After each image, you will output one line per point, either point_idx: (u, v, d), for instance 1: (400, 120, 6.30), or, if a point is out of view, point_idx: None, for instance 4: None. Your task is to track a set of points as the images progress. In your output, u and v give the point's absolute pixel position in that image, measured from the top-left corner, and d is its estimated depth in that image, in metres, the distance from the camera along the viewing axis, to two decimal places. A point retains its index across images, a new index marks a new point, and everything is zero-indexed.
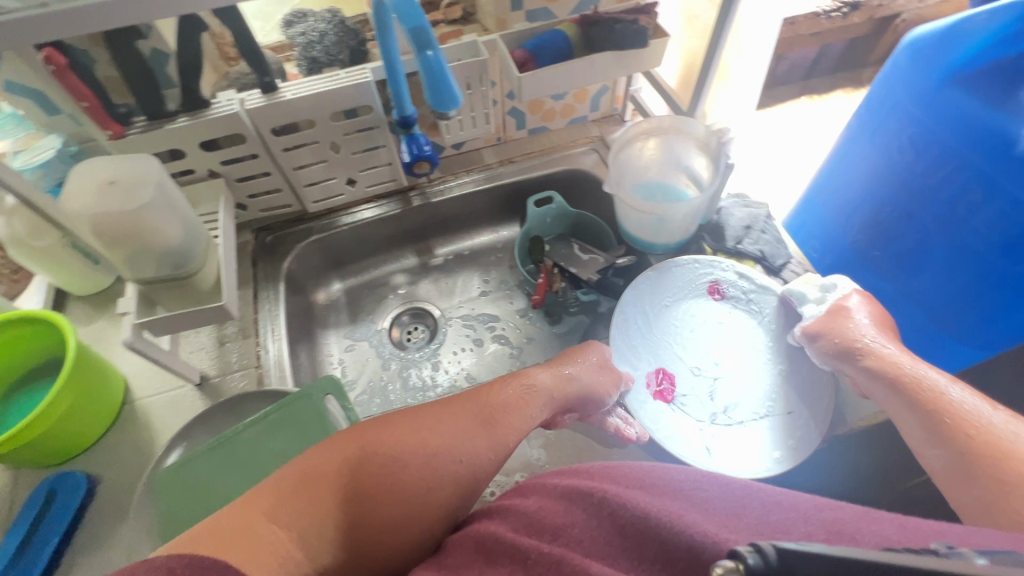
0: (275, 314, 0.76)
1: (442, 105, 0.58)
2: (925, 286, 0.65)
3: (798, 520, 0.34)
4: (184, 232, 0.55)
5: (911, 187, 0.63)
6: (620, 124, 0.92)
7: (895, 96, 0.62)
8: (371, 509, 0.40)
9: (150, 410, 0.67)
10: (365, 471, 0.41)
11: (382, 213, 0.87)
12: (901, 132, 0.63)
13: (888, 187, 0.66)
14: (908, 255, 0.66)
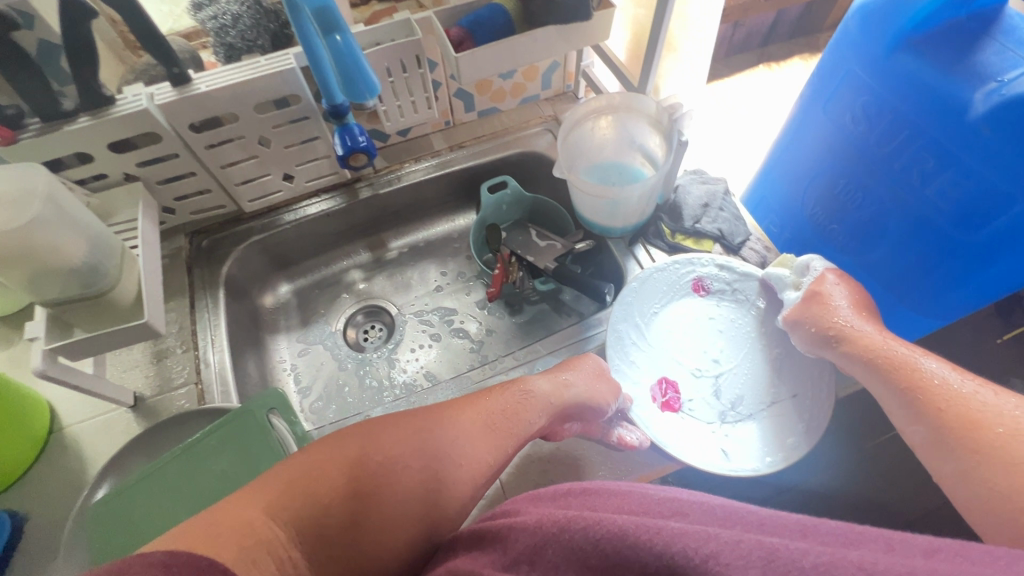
0: (215, 324, 0.71)
1: (358, 96, 0.57)
2: (881, 259, 0.64)
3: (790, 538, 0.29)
4: (89, 246, 0.51)
5: (867, 158, 0.61)
6: (573, 102, 0.89)
7: (846, 64, 0.60)
8: (365, 512, 0.38)
9: (81, 437, 0.62)
10: (362, 468, 0.39)
11: (328, 209, 0.82)
12: (854, 101, 0.60)
13: (843, 158, 0.64)
14: (865, 227, 0.65)
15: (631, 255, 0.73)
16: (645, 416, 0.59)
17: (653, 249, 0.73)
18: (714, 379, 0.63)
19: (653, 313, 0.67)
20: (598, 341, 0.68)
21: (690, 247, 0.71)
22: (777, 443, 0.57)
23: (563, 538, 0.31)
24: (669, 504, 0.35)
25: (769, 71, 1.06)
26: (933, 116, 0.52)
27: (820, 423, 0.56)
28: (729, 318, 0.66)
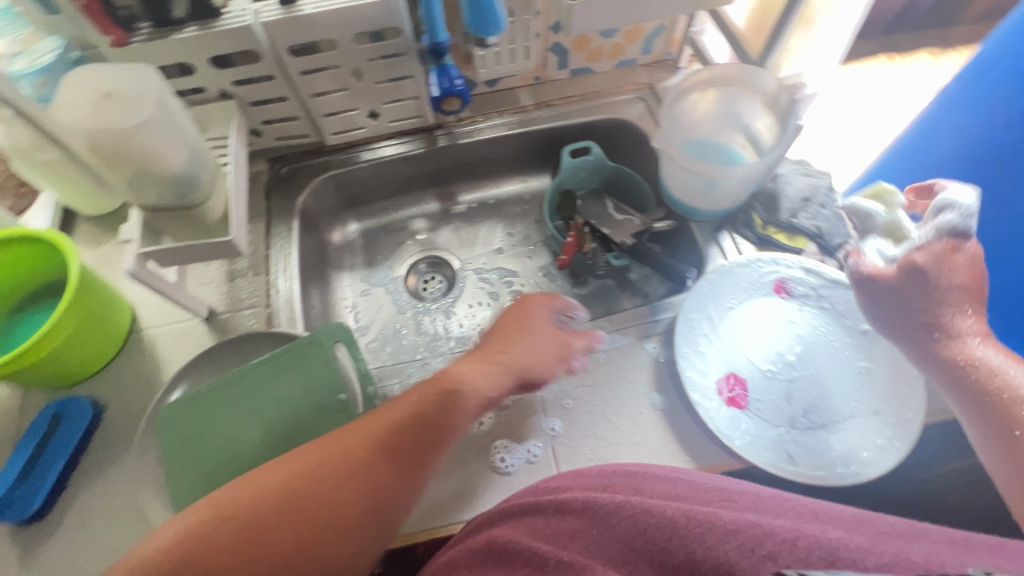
0: (287, 252, 0.72)
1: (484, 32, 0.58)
2: (1004, 279, 0.58)
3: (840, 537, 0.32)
4: (189, 159, 0.51)
5: (1012, 168, 0.54)
6: (673, 71, 0.83)
7: (1015, 55, 0.52)
8: (275, 531, 0.44)
9: (157, 341, 0.65)
10: (307, 503, 0.45)
11: (405, 152, 0.80)
12: (1012, 102, 0.53)
13: (984, 164, 0.57)
14: (993, 243, 0.59)
15: (714, 241, 0.69)
16: (708, 409, 0.56)
17: (740, 239, 0.68)
18: (787, 383, 0.59)
19: (728, 306, 0.63)
20: (666, 325, 0.65)
21: (782, 242, 0.66)
22: (851, 457, 0.53)
23: (619, 528, 0.35)
24: (717, 487, 0.40)
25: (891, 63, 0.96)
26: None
27: (900, 447, 0.53)
28: (812, 322, 0.62)
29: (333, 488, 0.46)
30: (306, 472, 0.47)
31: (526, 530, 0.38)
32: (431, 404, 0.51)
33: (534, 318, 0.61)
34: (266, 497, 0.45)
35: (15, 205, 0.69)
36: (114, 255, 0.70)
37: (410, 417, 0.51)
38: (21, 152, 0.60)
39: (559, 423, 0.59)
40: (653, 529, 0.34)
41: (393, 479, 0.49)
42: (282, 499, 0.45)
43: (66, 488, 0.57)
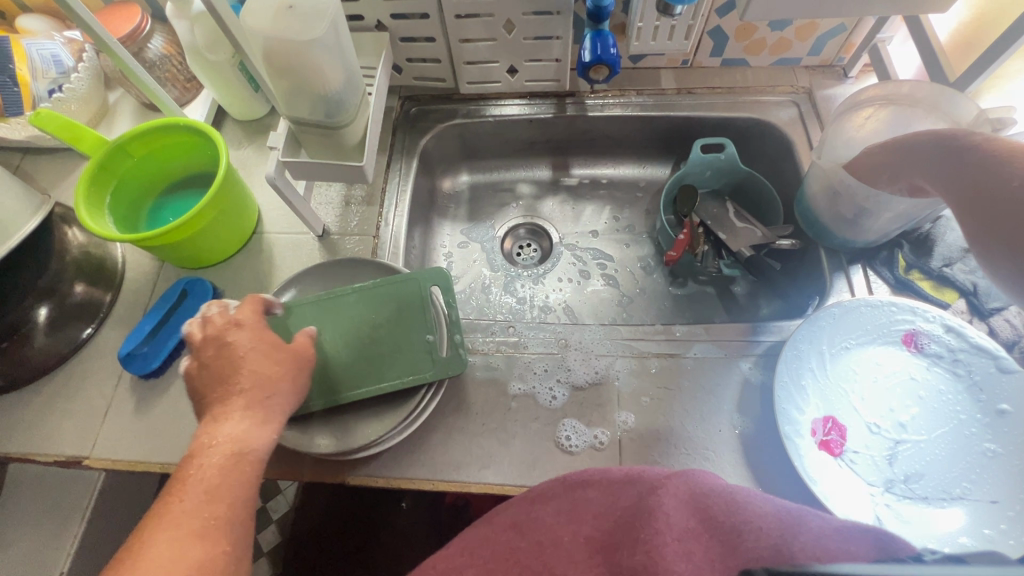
0: (402, 190, 0.74)
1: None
2: None
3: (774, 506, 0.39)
4: (344, 82, 0.53)
5: None
6: (837, 80, 0.75)
7: None
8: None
9: (274, 246, 0.70)
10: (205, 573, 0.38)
11: (530, 114, 0.79)
12: None
13: None
14: None
15: (843, 273, 0.63)
16: (797, 447, 0.52)
17: (874, 277, 0.62)
18: (892, 443, 0.54)
19: (845, 346, 0.57)
20: (767, 349, 0.60)
21: (925, 290, 0.60)
22: (950, 539, 0.48)
23: (632, 513, 0.40)
24: (747, 501, 0.38)
25: None
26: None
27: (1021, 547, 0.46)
28: (940, 385, 0.55)
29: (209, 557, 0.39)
30: (188, 550, 0.39)
31: (568, 502, 0.45)
32: (229, 460, 0.44)
33: (280, 351, 0.51)
34: (155, 563, 0.37)
35: (181, 96, 0.76)
36: (252, 159, 0.76)
37: (212, 468, 0.43)
38: (198, 49, 0.66)
39: (633, 416, 0.58)
40: (683, 531, 0.37)
41: (244, 521, 0.42)
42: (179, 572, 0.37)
43: (178, 357, 0.63)
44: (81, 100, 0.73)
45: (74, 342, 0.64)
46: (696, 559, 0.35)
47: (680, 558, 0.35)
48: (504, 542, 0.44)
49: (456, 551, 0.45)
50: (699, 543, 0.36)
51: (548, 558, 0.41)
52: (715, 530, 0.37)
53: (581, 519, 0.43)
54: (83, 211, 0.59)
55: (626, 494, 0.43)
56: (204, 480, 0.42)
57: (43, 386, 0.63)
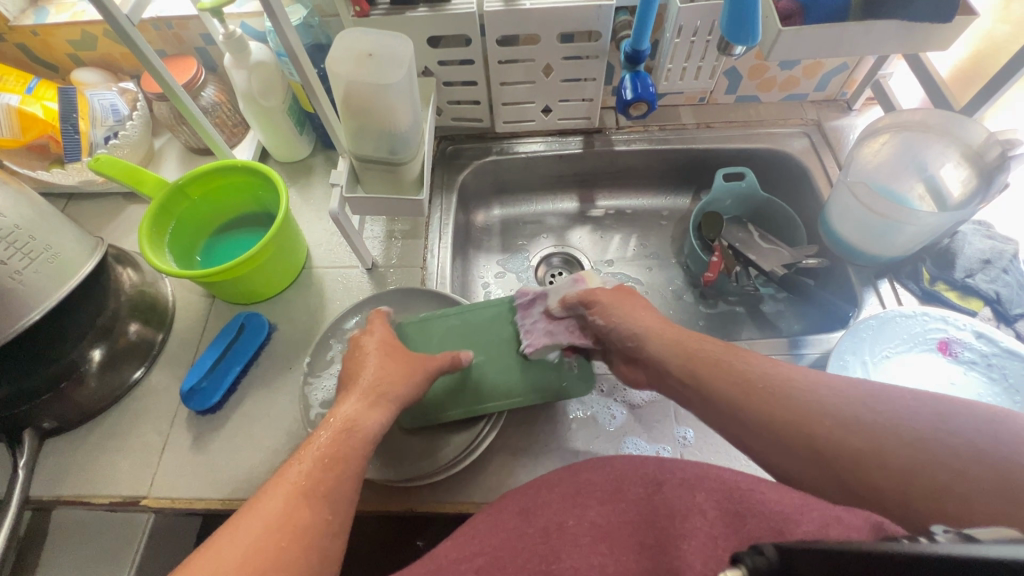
0: (444, 223, 0.77)
1: (738, 37, 0.55)
2: None
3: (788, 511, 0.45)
4: (412, 122, 0.57)
5: None
6: (843, 112, 0.82)
7: None
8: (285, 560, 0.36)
9: (324, 281, 0.72)
10: (313, 532, 0.39)
11: (560, 150, 0.84)
12: None
13: None
14: None
15: (872, 286, 0.67)
16: None
17: (901, 289, 0.66)
18: None
19: (883, 356, 0.60)
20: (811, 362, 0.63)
21: (953, 300, 0.64)
22: None
23: (649, 504, 0.47)
24: (757, 498, 0.46)
25: None
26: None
27: None
28: (978, 390, 0.58)
29: (315, 519, 0.39)
30: (300, 508, 0.39)
31: (573, 484, 0.49)
32: (354, 432, 0.45)
33: (398, 353, 0.53)
34: (270, 513, 0.38)
35: (229, 140, 0.79)
36: (298, 199, 0.79)
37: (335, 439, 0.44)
38: (252, 97, 0.71)
39: (692, 432, 0.59)
40: (694, 514, 0.45)
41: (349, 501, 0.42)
42: (287, 523, 0.38)
43: (235, 391, 0.64)
44: (133, 146, 0.76)
45: (127, 382, 0.64)
46: (709, 543, 0.43)
47: (694, 547, 0.43)
48: (513, 529, 0.46)
49: (468, 537, 0.46)
50: (705, 520, 0.45)
51: (558, 544, 0.45)
52: (723, 509, 0.46)
53: (586, 504, 0.47)
54: (148, 250, 0.60)
55: (629, 484, 0.48)
56: (323, 450, 0.43)
57: (98, 425, 0.63)
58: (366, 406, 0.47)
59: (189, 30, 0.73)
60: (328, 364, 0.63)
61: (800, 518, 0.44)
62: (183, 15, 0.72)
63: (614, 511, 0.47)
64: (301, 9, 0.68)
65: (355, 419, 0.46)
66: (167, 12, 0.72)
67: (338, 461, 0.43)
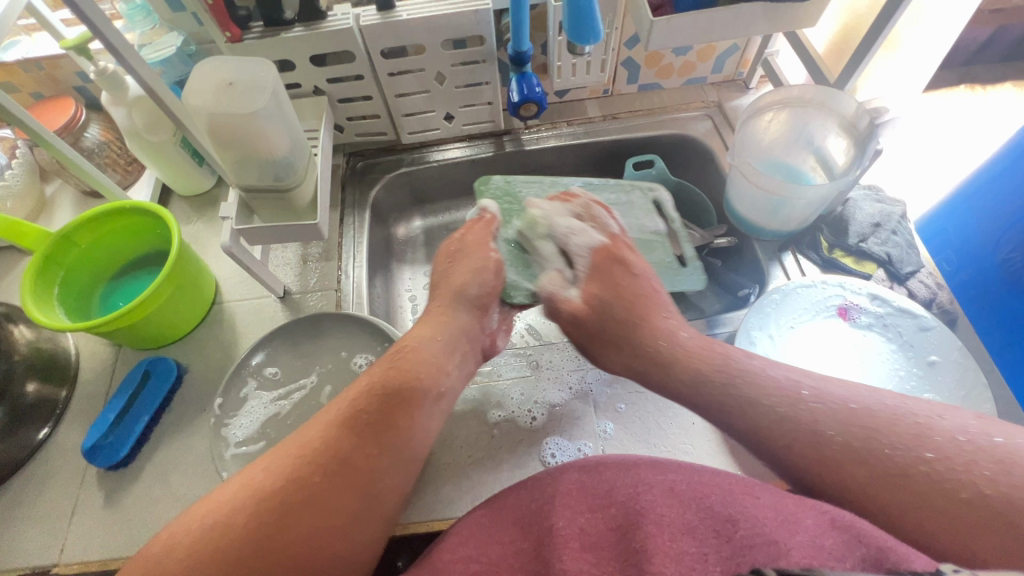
0: (358, 241, 0.76)
1: (582, 37, 0.59)
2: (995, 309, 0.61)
3: (769, 510, 0.39)
4: (291, 146, 0.56)
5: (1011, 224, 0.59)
6: (742, 91, 0.83)
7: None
8: (323, 485, 0.43)
9: (236, 315, 0.70)
10: (354, 467, 0.44)
11: (472, 155, 0.83)
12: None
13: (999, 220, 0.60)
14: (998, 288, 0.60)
15: (777, 260, 0.69)
16: None
17: (803, 260, 0.68)
18: None
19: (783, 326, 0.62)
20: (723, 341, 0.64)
21: (850, 266, 0.66)
22: None
23: (628, 510, 0.41)
24: (747, 496, 0.41)
25: (971, 95, 0.83)
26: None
27: None
28: (878, 349, 0.60)
29: (358, 454, 0.45)
30: (341, 438, 0.45)
31: (582, 485, 0.44)
32: (403, 374, 0.50)
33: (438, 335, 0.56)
34: (310, 446, 0.44)
35: (122, 179, 0.76)
36: (204, 233, 0.76)
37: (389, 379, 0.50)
38: (136, 132, 0.67)
39: (611, 425, 0.60)
40: (675, 527, 0.39)
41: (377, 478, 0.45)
42: (331, 455, 0.44)
43: (147, 442, 0.61)
44: (17, 197, 0.72)
45: (30, 445, 0.61)
46: (690, 561, 0.37)
47: (671, 558, 0.37)
48: (508, 536, 0.42)
49: (462, 539, 0.43)
50: (694, 540, 0.38)
51: (548, 552, 0.39)
52: (709, 522, 0.39)
53: (575, 508, 0.43)
54: (32, 306, 0.57)
55: (619, 486, 0.43)
56: (354, 417, 0.47)
57: (2, 496, 0.60)
58: (425, 337, 0.55)
59: (62, 69, 0.71)
60: (241, 403, 0.61)
61: (796, 527, 0.38)
62: (53, 55, 0.69)
63: (601, 520, 0.41)
64: (175, 36, 0.65)
65: (387, 386, 0.49)
66: (35, 53, 0.69)
67: (380, 403, 0.47)
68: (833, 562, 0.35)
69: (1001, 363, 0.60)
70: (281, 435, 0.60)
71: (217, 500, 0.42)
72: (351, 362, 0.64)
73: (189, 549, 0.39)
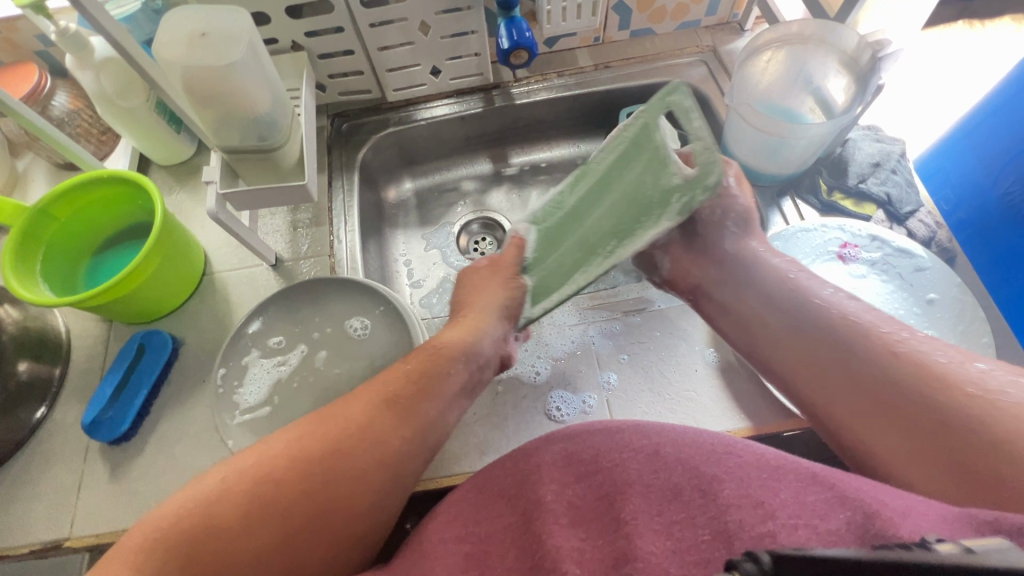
0: (349, 205, 0.74)
1: None
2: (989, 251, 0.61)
3: (752, 478, 0.39)
4: (272, 102, 0.54)
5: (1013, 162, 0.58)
6: (737, 34, 0.81)
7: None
8: (311, 506, 0.42)
9: (228, 285, 0.68)
10: (386, 445, 0.46)
11: (461, 111, 0.80)
12: None
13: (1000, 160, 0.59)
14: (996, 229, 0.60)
15: (776, 206, 0.68)
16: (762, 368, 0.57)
17: (802, 204, 0.67)
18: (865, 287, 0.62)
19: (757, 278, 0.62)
20: None
21: (849, 208, 0.65)
22: (914, 335, 0.57)
23: (599, 487, 0.41)
24: (731, 456, 0.41)
25: (969, 30, 0.81)
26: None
27: (964, 335, 0.56)
28: (879, 288, 0.60)
29: (392, 434, 0.47)
30: (376, 422, 0.47)
31: (563, 450, 0.44)
32: (424, 371, 0.51)
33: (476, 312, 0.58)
34: (293, 445, 0.44)
35: (97, 150, 0.72)
36: (187, 204, 0.74)
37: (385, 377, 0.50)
38: (107, 97, 0.63)
39: (615, 375, 0.61)
40: (660, 493, 0.39)
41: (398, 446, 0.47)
42: (366, 444, 0.45)
43: (148, 415, 0.61)
44: None
45: (29, 425, 0.60)
46: (677, 529, 0.37)
47: (654, 535, 0.37)
48: (498, 510, 0.42)
49: (449, 518, 0.43)
50: (679, 505, 0.39)
51: (534, 525, 0.39)
52: (693, 482, 0.39)
53: (561, 480, 0.42)
54: (14, 282, 0.55)
55: (606, 451, 0.43)
56: (382, 389, 0.49)
57: (4, 476, 0.59)
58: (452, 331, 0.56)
59: (20, 32, 0.66)
60: (244, 371, 0.60)
61: (777, 485, 0.38)
62: (8, 16, 0.65)
63: (589, 490, 0.41)
64: None
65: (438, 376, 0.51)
66: None
67: (386, 403, 0.48)
68: (818, 521, 0.35)
69: (998, 298, 0.60)
70: (285, 401, 0.59)
71: (227, 473, 0.42)
72: (347, 326, 0.62)
73: (214, 515, 0.40)
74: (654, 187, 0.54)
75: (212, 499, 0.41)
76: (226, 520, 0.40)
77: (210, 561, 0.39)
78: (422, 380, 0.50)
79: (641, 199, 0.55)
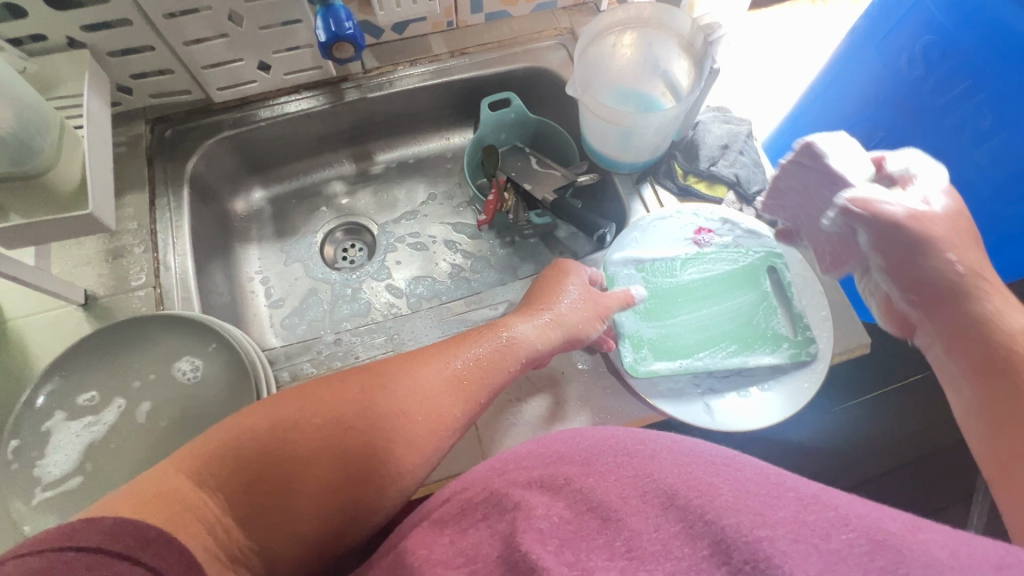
0: (178, 225, 0.64)
1: None
2: None
3: (748, 480, 0.32)
4: (16, 115, 0.45)
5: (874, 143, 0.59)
6: (593, 15, 0.78)
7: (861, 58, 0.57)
8: (334, 478, 0.39)
9: (27, 333, 0.58)
10: (438, 416, 0.43)
11: (308, 108, 0.72)
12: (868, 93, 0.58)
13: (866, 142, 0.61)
14: None
15: (636, 194, 0.67)
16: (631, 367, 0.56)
17: (661, 190, 0.67)
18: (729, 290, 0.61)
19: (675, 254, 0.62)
20: None
21: (702, 192, 0.65)
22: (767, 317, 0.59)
23: (583, 494, 0.32)
24: (701, 458, 0.35)
25: (810, 7, 0.84)
26: (977, 34, 0.47)
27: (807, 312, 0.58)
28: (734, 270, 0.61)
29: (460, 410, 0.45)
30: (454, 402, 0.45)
31: (544, 458, 0.37)
32: (496, 357, 0.48)
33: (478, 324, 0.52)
34: (318, 418, 0.40)
35: None
36: None
37: (468, 366, 0.46)
38: None
39: None
40: (657, 501, 0.31)
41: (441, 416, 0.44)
42: (438, 423, 0.43)
43: None
44: None
45: None
46: (678, 541, 0.29)
47: (659, 552, 0.28)
48: (476, 518, 0.33)
49: (426, 542, 0.32)
50: (683, 511, 0.30)
51: (519, 532, 0.29)
52: (696, 483, 0.32)
53: (545, 491, 0.33)
54: None
55: (599, 457, 0.35)
56: (485, 372, 0.47)
57: None
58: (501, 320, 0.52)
59: None
60: (45, 439, 0.50)
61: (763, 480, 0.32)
62: None
63: (580, 500, 0.32)
64: None
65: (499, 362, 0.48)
66: None
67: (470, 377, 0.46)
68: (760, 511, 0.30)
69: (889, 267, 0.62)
70: (104, 466, 0.50)
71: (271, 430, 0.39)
72: (175, 370, 0.54)
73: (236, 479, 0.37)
74: (762, 321, 0.58)
75: (241, 446, 0.38)
76: (264, 457, 0.38)
77: (248, 506, 0.36)
78: (493, 361, 0.48)
79: (749, 320, 0.58)
